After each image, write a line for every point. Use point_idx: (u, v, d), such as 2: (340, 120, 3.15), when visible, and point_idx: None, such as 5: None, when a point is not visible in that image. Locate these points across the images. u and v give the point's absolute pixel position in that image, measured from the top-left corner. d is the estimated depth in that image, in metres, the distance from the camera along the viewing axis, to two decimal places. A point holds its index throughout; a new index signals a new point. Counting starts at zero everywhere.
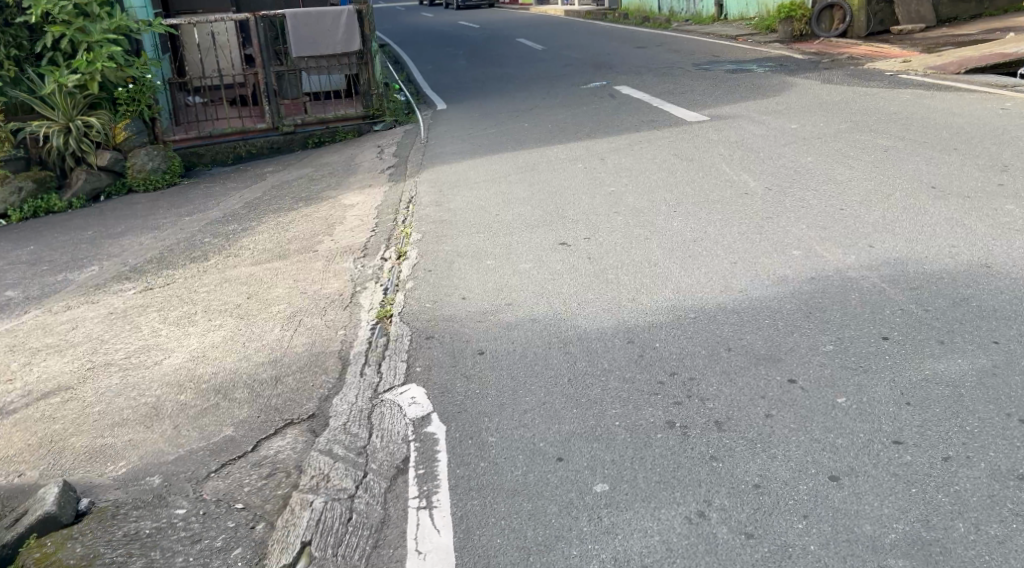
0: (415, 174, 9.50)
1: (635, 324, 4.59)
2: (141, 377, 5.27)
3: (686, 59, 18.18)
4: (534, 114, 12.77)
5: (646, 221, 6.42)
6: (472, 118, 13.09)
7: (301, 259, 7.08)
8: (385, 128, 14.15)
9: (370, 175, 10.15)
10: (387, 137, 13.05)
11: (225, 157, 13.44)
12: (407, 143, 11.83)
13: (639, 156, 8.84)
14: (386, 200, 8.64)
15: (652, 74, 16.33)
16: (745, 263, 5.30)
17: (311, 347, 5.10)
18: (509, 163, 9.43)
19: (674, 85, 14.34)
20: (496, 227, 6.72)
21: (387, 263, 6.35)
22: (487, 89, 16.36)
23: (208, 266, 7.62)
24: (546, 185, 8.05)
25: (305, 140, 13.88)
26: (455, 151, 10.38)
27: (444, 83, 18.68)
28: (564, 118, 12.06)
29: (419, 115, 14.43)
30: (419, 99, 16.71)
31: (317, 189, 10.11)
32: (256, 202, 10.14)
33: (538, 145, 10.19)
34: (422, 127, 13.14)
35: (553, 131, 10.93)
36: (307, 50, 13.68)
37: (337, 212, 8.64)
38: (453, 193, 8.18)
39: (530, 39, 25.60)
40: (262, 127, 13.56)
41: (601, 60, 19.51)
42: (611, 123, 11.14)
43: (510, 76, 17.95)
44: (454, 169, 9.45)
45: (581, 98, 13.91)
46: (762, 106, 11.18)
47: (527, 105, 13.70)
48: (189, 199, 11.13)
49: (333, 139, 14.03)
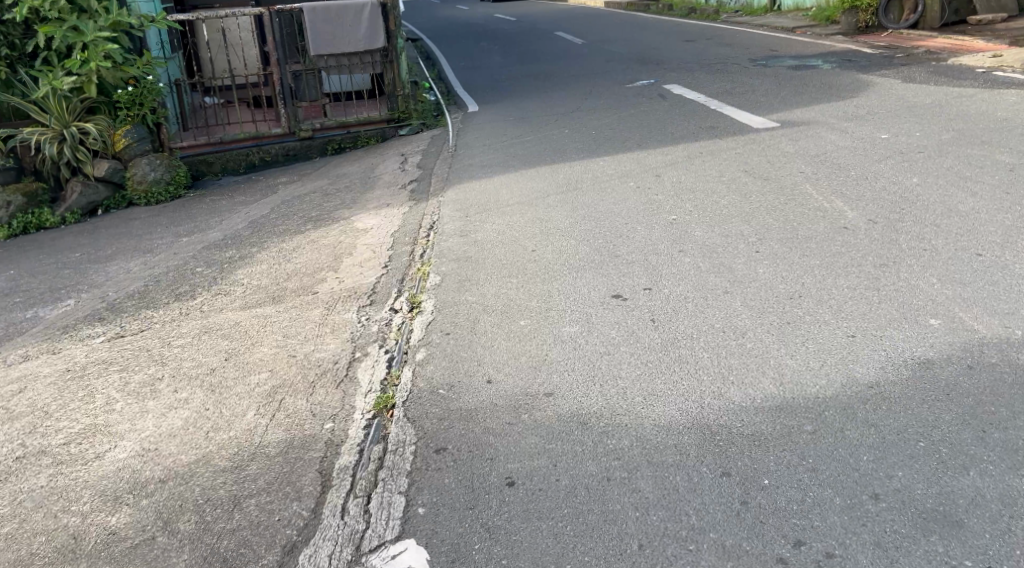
0: (439, 192, 8.29)
1: (728, 432, 3.29)
2: (73, 480, 4.07)
3: (740, 54, 16.75)
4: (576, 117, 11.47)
5: (720, 266, 5.13)
6: (508, 122, 11.85)
7: (297, 304, 5.88)
8: (411, 132, 12.98)
9: (390, 191, 8.95)
10: (414, 144, 11.87)
11: (237, 165, 12.31)
12: (434, 152, 10.64)
13: (702, 172, 7.53)
14: (405, 225, 7.43)
15: (705, 71, 14.94)
16: (866, 336, 3.97)
17: (287, 448, 3.86)
18: (548, 178, 8.17)
19: (731, 84, 12.96)
20: (533, 271, 5.46)
21: (396, 318, 5.12)
22: (523, 89, 15.08)
23: (192, 307, 6.45)
24: (591, 210, 6.80)
25: (324, 147, 12.73)
26: (487, 163, 9.14)
27: (477, 82, 17.42)
28: (610, 123, 10.77)
29: (448, 118, 13.25)
30: (450, 100, 15.50)
31: (329, 207, 8.93)
32: (262, 221, 8.98)
33: (581, 156, 8.92)
34: (451, 133, 11.90)
35: (598, 139, 9.66)
36: (328, 47, 12.55)
37: (348, 239, 7.44)
38: (482, 218, 6.93)
39: (569, 33, 24.20)
40: (278, 132, 12.43)
41: (647, 55, 18.12)
42: (663, 129, 9.83)
43: (548, 74, 16.64)
44: (485, 186, 8.21)
45: (628, 99, 12.60)
46: (838, 110, 9.78)
47: (568, 107, 12.42)
48: (192, 215, 10.02)
49: (354, 145, 12.86)
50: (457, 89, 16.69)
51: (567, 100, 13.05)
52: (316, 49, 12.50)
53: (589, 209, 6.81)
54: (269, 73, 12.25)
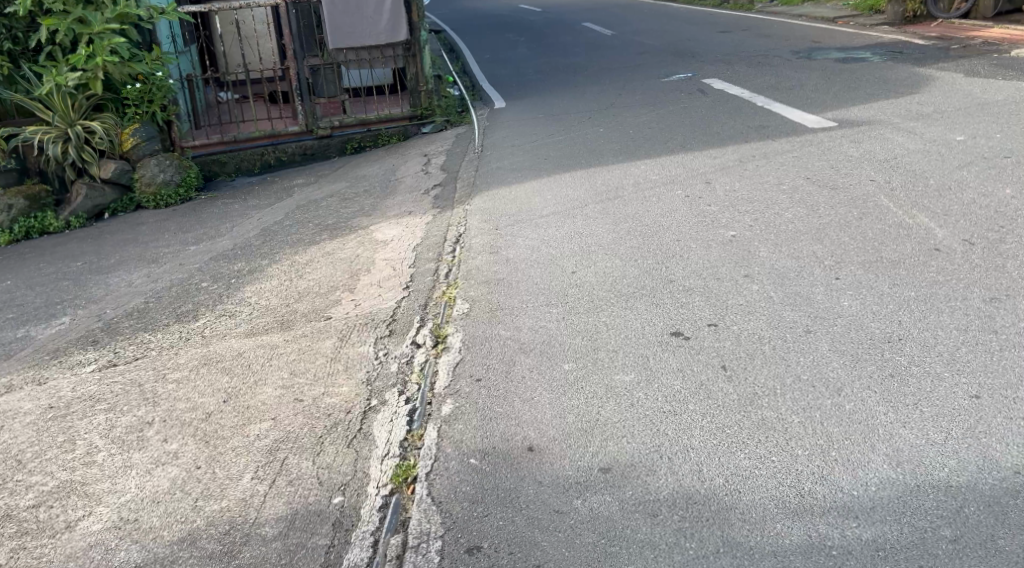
0: (466, 200, 7.60)
1: (840, 536, 2.65)
2: (36, 560, 3.41)
3: (781, 46, 15.91)
4: (611, 115, 10.75)
5: (797, 298, 4.41)
6: (538, 120, 11.15)
7: (308, 332, 5.21)
8: (434, 130, 12.35)
9: (413, 197, 8.27)
10: (439, 143, 11.20)
11: (252, 165, 11.68)
12: (461, 153, 9.97)
13: (758, 179, 6.80)
14: (429, 237, 6.75)
15: (744, 64, 14.14)
16: (995, 395, 3.27)
17: (288, 530, 3.19)
18: (585, 184, 7.47)
19: (775, 79, 12.19)
20: (577, 300, 4.77)
21: (418, 354, 4.43)
22: (551, 83, 14.35)
23: (194, 332, 5.79)
24: (638, 222, 6.10)
25: (343, 145, 12.09)
26: (517, 166, 8.44)
27: (503, 76, 16.70)
28: (649, 121, 10.03)
29: (473, 115, 12.58)
30: (475, 94, 14.83)
31: (347, 214, 8.27)
32: (275, 230, 8.33)
33: (620, 159, 8.20)
34: (478, 131, 11.22)
35: (636, 139, 8.93)
36: (348, 41, 11.90)
37: (367, 253, 6.77)
38: (514, 231, 6.25)
39: (597, 25, 23.38)
40: (295, 129, 11.79)
41: (681, 47, 17.33)
42: (707, 128, 9.08)
43: (577, 68, 15.89)
44: (516, 192, 7.52)
45: (665, 94, 11.85)
46: (899, 108, 9.02)
47: (601, 103, 11.69)
48: (203, 221, 9.40)
49: (375, 144, 12.22)
50: (482, 84, 15.99)
51: (599, 96, 12.32)
52: (335, 43, 11.89)
53: (635, 222, 6.11)
54: (287, 67, 11.61)
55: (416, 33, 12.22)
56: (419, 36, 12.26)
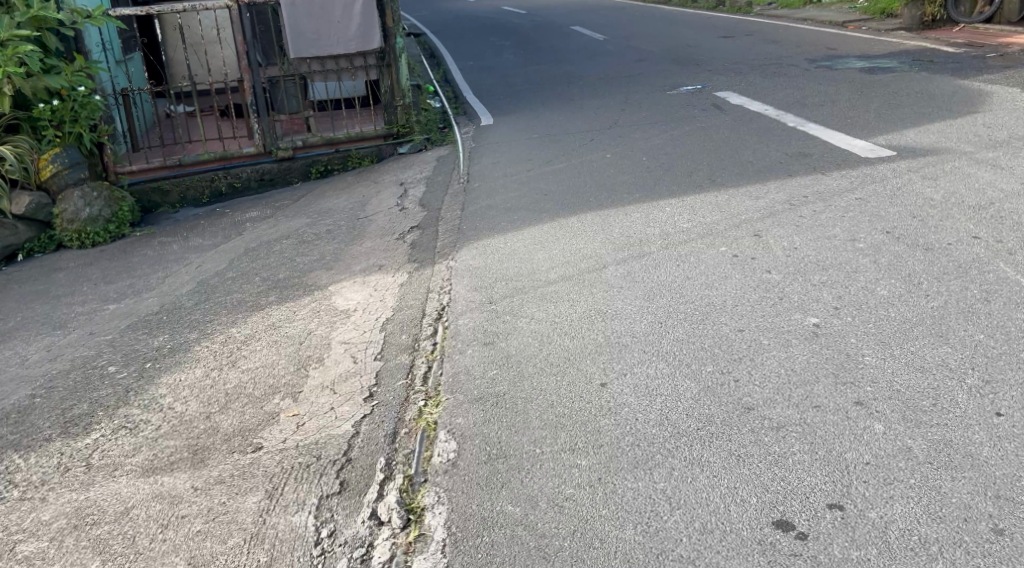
0: (450, 253, 6.10)
1: None
2: None
3: (793, 53, 14.48)
4: (617, 136, 9.29)
5: (954, 452, 2.93)
6: (532, 141, 9.66)
7: (226, 474, 3.67)
8: (412, 151, 10.92)
9: (384, 247, 6.77)
10: (417, 169, 9.69)
11: (199, 194, 10.12)
12: (442, 184, 8.48)
13: (823, 233, 5.35)
14: (401, 309, 5.23)
15: (757, 74, 12.69)
16: None
17: None
18: (598, 233, 5.98)
19: (799, 92, 10.75)
20: (614, 441, 3.26)
21: (379, 546, 2.93)
22: (543, 96, 12.85)
23: (78, 456, 4.23)
24: (677, 297, 4.62)
25: (306, 170, 10.58)
26: (511, 207, 6.95)
27: (488, 86, 15.21)
28: (663, 146, 8.57)
29: (457, 134, 11.15)
30: (458, 108, 13.36)
31: (303, 267, 6.75)
32: (214, 285, 6.78)
33: (637, 199, 6.73)
34: (462, 155, 9.71)
35: (653, 173, 7.47)
36: (312, 49, 10.37)
37: (322, 329, 5.25)
38: (514, 309, 4.75)
39: (587, 29, 21.87)
40: (252, 151, 10.26)
41: (682, 53, 15.88)
42: (737, 157, 7.63)
43: (570, 78, 14.40)
44: (514, 243, 6.03)
45: (675, 111, 10.39)
46: (965, 131, 7.57)
47: (603, 121, 10.22)
48: (132, 267, 7.83)
49: (343, 167, 10.73)
50: (466, 96, 14.45)
51: (598, 112, 10.84)
52: (298, 53, 10.36)
53: (674, 296, 4.64)
54: (242, 79, 10.10)
55: (392, 40, 10.77)
56: (394, 44, 10.81)
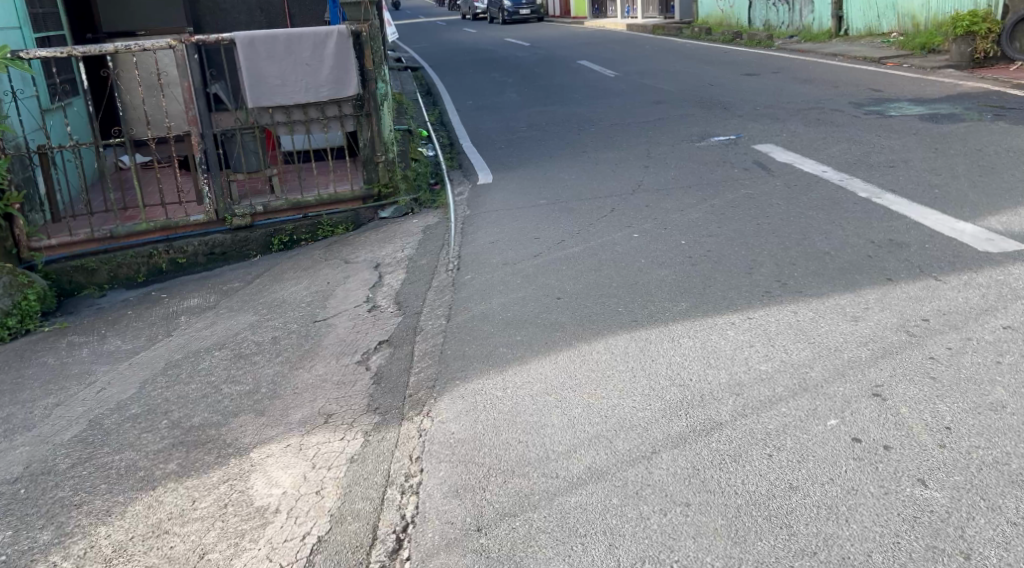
0: (425, 400, 4.30)
1: None
2: None
3: (833, 95, 12.75)
4: (644, 205, 7.52)
5: None
6: (538, 209, 7.89)
7: None
8: (395, 215, 9.19)
9: (339, 377, 4.97)
10: (397, 243, 7.92)
11: (134, 272, 8.39)
12: (426, 270, 6.70)
13: (982, 399, 3.55)
14: (344, 521, 3.43)
15: (798, 122, 10.94)
16: None
17: None
18: (636, 376, 4.18)
19: (858, 145, 9.01)
20: None
21: None
22: (550, 147, 11.11)
23: None
24: (786, 541, 2.84)
25: (267, 240, 8.80)
26: (513, 319, 5.16)
27: (488, 131, 13.52)
28: (704, 222, 6.79)
29: (450, 195, 9.44)
30: (452, 160, 11.66)
31: (229, 406, 4.95)
32: (107, 431, 4.99)
33: (685, 313, 4.93)
34: (452, 226, 7.94)
35: (699, 268, 5.68)
36: (275, 96, 8.66)
37: (223, 549, 3.47)
38: (516, 551, 2.95)
39: (595, 64, 20.23)
40: (200, 218, 8.52)
41: (705, 93, 14.20)
42: (807, 246, 5.86)
43: (580, 125, 12.66)
44: (515, 388, 4.22)
45: (710, 169, 8.64)
46: None
47: (624, 184, 8.46)
48: (22, 387, 6.06)
49: (312, 237, 8.96)
50: (462, 144, 12.71)
51: (616, 170, 9.08)
52: (258, 101, 8.64)
53: (778, 540, 2.84)
54: (190, 132, 8.34)
55: (372, 84, 9.06)
56: (375, 89, 9.10)
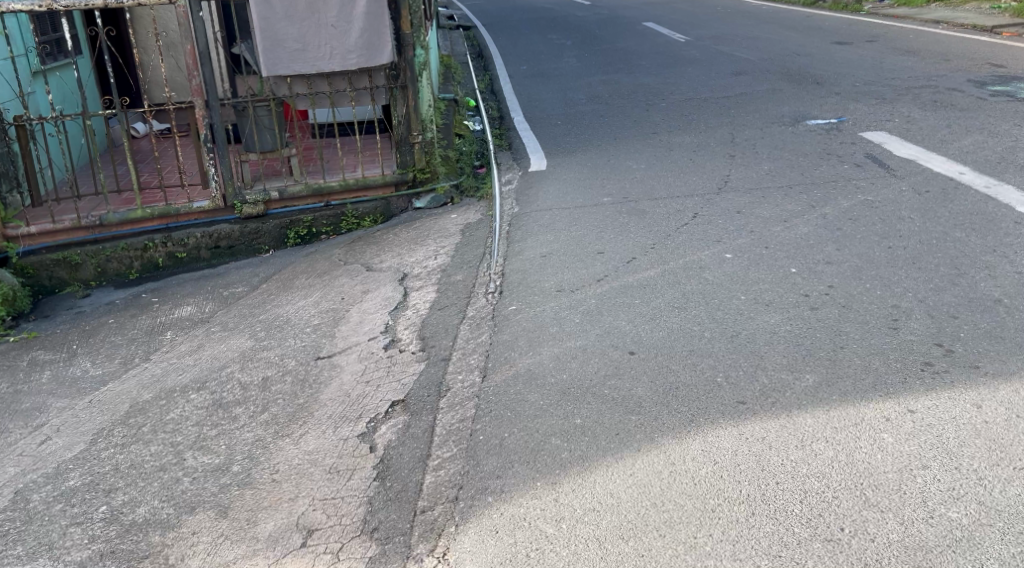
0: (444, 529, 2.99)
1: None
2: None
3: (944, 73, 11.06)
4: (734, 210, 6.11)
5: None
6: (603, 213, 6.48)
7: None
8: (432, 207, 7.94)
9: (332, 459, 3.65)
10: (431, 246, 6.58)
11: (126, 268, 7.21)
12: (462, 291, 5.34)
13: None
14: None
15: (910, 106, 9.33)
16: None
17: None
18: (759, 518, 2.82)
19: (995, 140, 7.45)
20: None
21: None
22: (615, 127, 9.66)
23: None
24: None
25: (281, 234, 7.53)
26: (571, 384, 3.80)
27: (544, 103, 12.07)
28: (818, 242, 5.33)
29: (496, 184, 8.14)
30: (500, 138, 10.27)
31: (185, 491, 3.66)
32: (29, 518, 3.75)
33: (814, 398, 3.52)
34: (499, 227, 6.58)
35: (823, 319, 4.24)
36: (294, 64, 7.33)
37: None
38: None
39: (662, 27, 18.55)
40: (204, 205, 7.26)
41: (791, 66, 12.58)
42: (969, 291, 4.40)
43: (648, 101, 11.14)
44: (577, 520, 2.90)
45: (812, 164, 7.17)
46: None
47: (707, 180, 7.00)
48: None
49: (334, 230, 7.69)
50: (514, 120, 11.28)
51: (696, 161, 7.62)
52: (276, 69, 7.32)
53: None
54: (193, 104, 6.96)
55: (408, 50, 7.67)
56: (412, 57, 7.72)
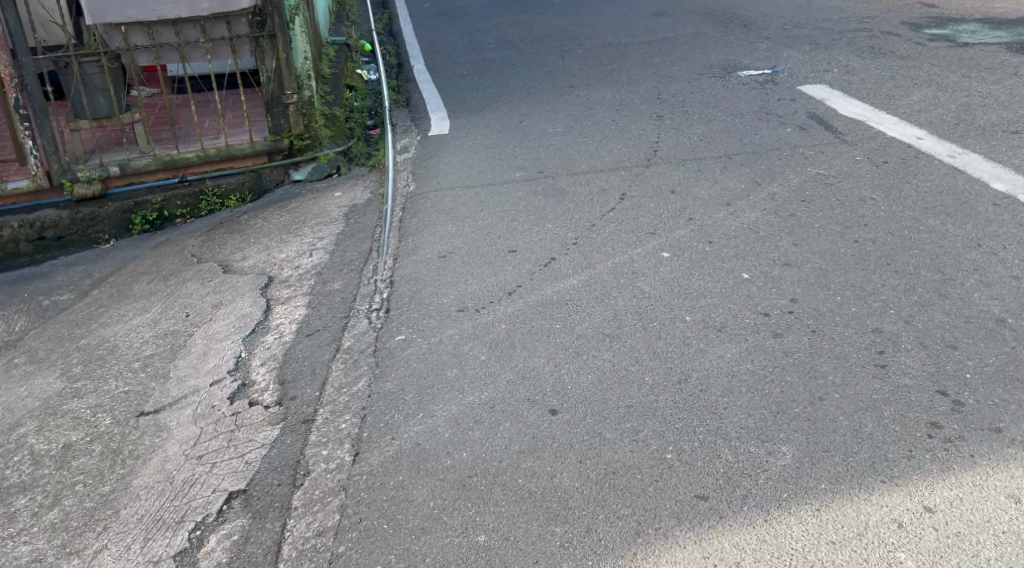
0: None
1: None
2: None
3: (877, 13, 10.25)
4: (666, 188, 5.29)
5: None
6: (513, 197, 5.46)
7: None
8: (312, 181, 6.86)
9: None
10: (306, 238, 5.45)
11: None
12: (340, 310, 4.28)
13: None
14: None
15: (846, 52, 8.52)
16: None
17: None
18: None
19: (948, 94, 6.66)
20: None
21: None
22: (525, 81, 8.59)
23: None
24: None
25: (125, 219, 6.25)
26: (472, 471, 2.82)
27: (447, 47, 10.86)
28: (770, 236, 4.44)
29: (388, 149, 7.04)
30: (396, 89, 9.07)
31: None
32: None
33: (798, 485, 2.64)
34: (390, 211, 5.54)
35: (792, 353, 3.33)
36: (127, 9, 5.98)
37: None
38: None
39: None
40: (22, 188, 5.93)
41: (715, 6, 11.65)
42: (962, 306, 3.56)
43: (562, 48, 10.05)
44: None
45: (750, 127, 6.32)
46: None
47: (634, 150, 6.09)
48: None
49: (193, 213, 6.45)
50: (413, 66, 10.02)
51: (619, 130, 6.65)
52: (105, 15, 5.94)
53: None
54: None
55: None
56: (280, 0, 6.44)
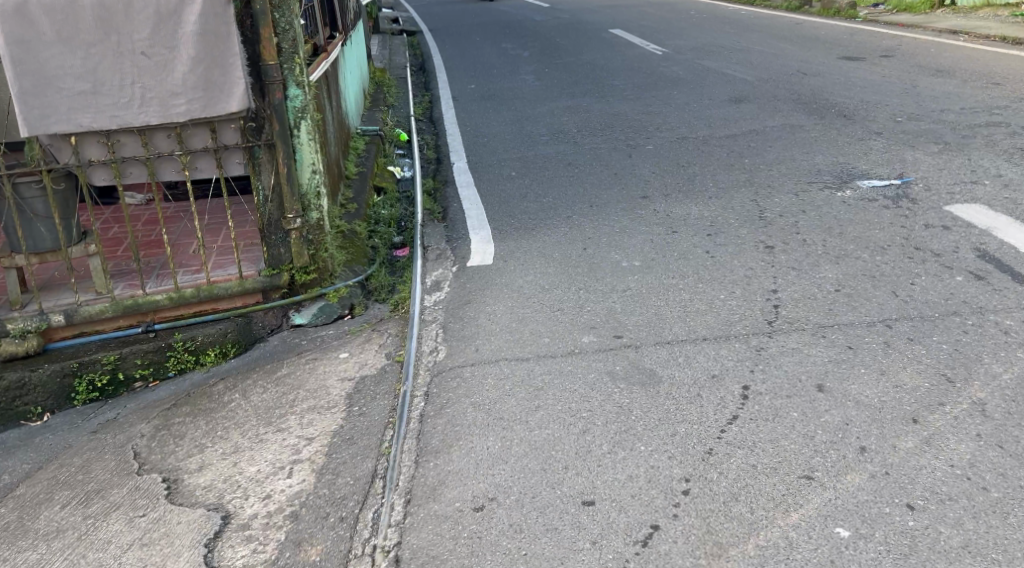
0: None
1: None
2: None
3: (1006, 102, 8.60)
4: (804, 378, 3.66)
5: None
6: (581, 384, 3.81)
7: None
8: (316, 328, 5.33)
9: None
10: (289, 438, 3.89)
11: None
12: None
13: None
14: None
15: (989, 153, 6.87)
16: None
17: None
18: None
19: None
20: None
21: None
22: (588, 187, 7.07)
23: None
24: None
25: (64, 385, 4.72)
26: None
27: (494, 138, 9.43)
28: (1010, 503, 2.80)
29: (415, 282, 5.47)
30: (431, 193, 7.58)
31: None
32: None
33: None
34: (407, 401, 3.90)
35: None
36: (78, 116, 4.61)
37: None
38: None
39: (633, 34, 16.07)
40: None
41: (803, 90, 10.12)
42: None
43: (629, 141, 8.55)
44: None
45: (898, 271, 4.69)
46: None
47: (745, 304, 4.47)
48: None
49: (158, 375, 4.91)
50: (454, 162, 8.57)
51: (718, 267, 5.03)
52: (48, 125, 4.57)
53: None
54: None
55: (276, 91, 5.01)
56: (282, 102, 5.05)
